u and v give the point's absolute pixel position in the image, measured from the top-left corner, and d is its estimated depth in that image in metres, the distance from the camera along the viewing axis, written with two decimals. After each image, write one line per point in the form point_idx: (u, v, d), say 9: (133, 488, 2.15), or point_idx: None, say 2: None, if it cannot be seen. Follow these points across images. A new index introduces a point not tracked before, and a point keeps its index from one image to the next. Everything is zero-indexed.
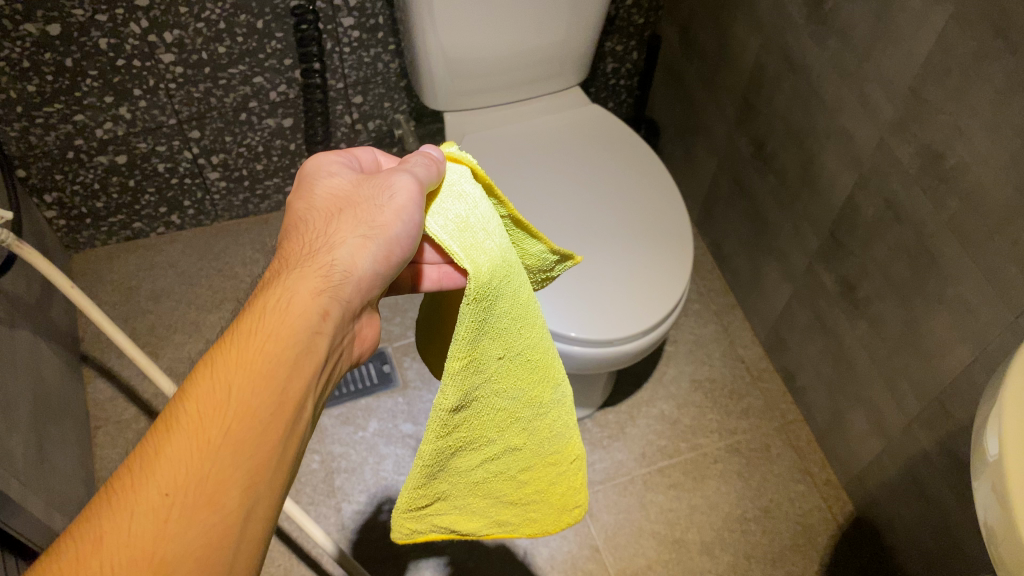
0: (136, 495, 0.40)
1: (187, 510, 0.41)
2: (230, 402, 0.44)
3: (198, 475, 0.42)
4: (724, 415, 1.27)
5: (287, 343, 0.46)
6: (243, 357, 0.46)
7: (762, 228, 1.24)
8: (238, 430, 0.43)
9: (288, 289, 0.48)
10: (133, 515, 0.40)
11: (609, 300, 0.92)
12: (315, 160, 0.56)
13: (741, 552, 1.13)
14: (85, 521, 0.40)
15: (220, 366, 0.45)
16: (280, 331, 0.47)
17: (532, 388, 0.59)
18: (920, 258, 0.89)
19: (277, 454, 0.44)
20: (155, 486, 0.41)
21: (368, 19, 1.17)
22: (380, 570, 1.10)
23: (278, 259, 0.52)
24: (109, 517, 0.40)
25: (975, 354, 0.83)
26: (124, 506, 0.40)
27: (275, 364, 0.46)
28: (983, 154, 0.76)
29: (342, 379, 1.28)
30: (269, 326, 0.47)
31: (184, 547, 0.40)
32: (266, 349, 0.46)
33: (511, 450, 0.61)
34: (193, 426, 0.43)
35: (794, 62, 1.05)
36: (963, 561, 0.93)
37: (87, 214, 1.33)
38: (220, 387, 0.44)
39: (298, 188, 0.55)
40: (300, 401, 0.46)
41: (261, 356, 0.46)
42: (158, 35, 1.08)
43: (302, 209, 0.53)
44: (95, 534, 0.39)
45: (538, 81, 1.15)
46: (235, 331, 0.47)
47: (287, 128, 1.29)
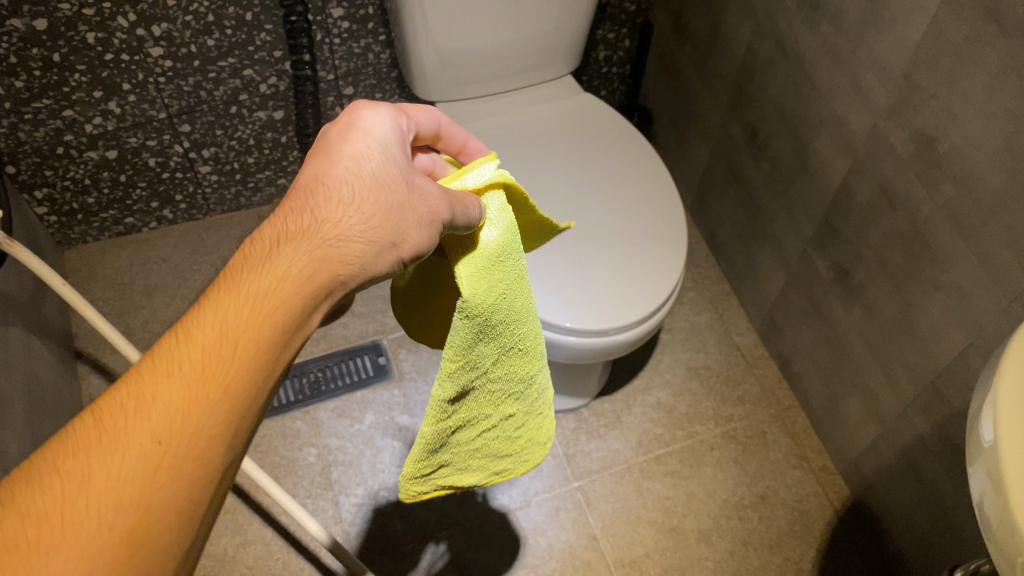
0: (130, 440, 0.37)
1: (175, 464, 0.38)
2: (240, 367, 0.41)
3: (193, 433, 0.39)
4: (719, 403, 1.28)
5: (294, 326, 0.43)
6: (261, 320, 0.42)
7: (756, 215, 1.24)
8: (233, 392, 0.41)
9: (311, 255, 0.44)
10: (123, 458, 0.37)
11: (603, 289, 0.92)
12: (369, 110, 0.50)
13: (738, 538, 1.14)
14: (68, 456, 0.37)
15: (236, 321, 0.42)
16: (294, 306, 0.43)
17: (523, 363, 0.61)
18: (914, 244, 0.89)
19: (253, 425, 0.42)
20: (146, 428, 0.38)
21: (358, 10, 1.16)
22: (378, 562, 1.10)
23: (294, 199, 0.47)
24: (98, 454, 0.37)
25: (969, 339, 0.83)
26: (113, 447, 0.37)
27: (280, 342, 0.43)
28: (975, 138, 0.76)
29: (336, 373, 1.28)
30: (286, 293, 0.43)
31: (165, 506, 0.37)
32: (280, 323, 0.43)
33: (508, 420, 0.63)
34: (195, 376, 0.40)
35: (786, 48, 1.04)
36: (960, 544, 0.93)
37: (79, 210, 1.32)
38: (228, 339, 0.41)
39: (340, 127, 0.49)
40: (283, 370, 0.44)
41: (271, 320, 0.42)
42: (147, 29, 1.07)
43: (338, 151, 0.48)
44: (84, 471, 0.36)
45: (530, 70, 1.15)
46: (248, 282, 0.43)
47: (278, 120, 1.29)
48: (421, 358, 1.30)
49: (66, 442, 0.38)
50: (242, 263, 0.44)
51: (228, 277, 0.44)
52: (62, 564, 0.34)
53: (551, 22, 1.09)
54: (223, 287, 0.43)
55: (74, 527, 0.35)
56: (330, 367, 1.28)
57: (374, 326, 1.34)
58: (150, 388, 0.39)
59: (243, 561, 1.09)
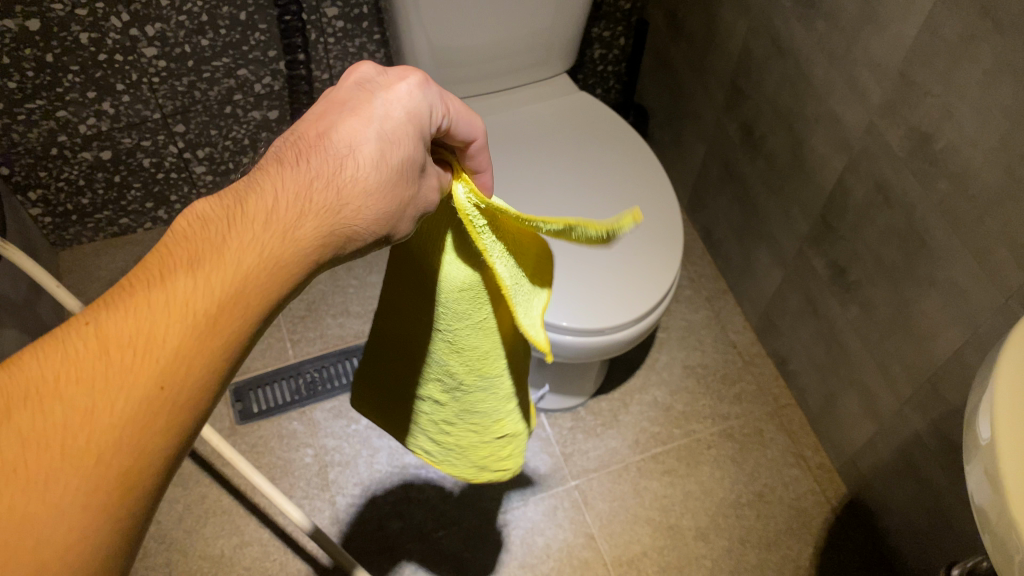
0: (138, 382, 0.37)
1: (172, 412, 0.38)
2: (240, 334, 0.41)
3: (193, 386, 0.39)
4: (716, 401, 1.28)
5: (286, 300, 0.44)
6: (266, 289, 0.42)
7: (752, 213, 1.24)
8: (230, 350, 0.41)
9: (322, 230, 0.44)
10: (126, 400, 0.36)
11: (600, 287, 0.92)
12: (428, 90, 0.48)
13: (735, 537, 1.14)
14: (70, 381, 0.36)
15: (249, 282, 0.42)
16: (295, 279, 0.44)
17: (456, 366, 0.62)
18: (910, 241, 0.89)
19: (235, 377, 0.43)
20: (155, 373, 0.37)
21: (352, 9, 1.16)
22: (376, 563, 1.10)
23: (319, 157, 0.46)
24: (104, 391, 0.36)
25: (966, 336, 0.83)
26: (119, 382, 0.37)
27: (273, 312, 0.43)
28: (971, 135, 0.76)
29: (332, 373, 1.27)
30: (291, 264, 0.43)
31: (155, 459, 0.37)
32: (279, 294, 0.43)
33: (429, 395, 0.68)
34: (204, 325, 0.40)
35: (782, 45, 1.04)
36: (957, 541, 0.93)
37: (73, 211, 1.32)
38: (237, 293, 0.41)
39: (390, 94, 0.48)
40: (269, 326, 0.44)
41: (275, 280, 0.43)
42: (140, 28, 1.07)
43: (378, 120, 0.47)
44: (88, 404, 0.36)
45: (525, 69, 1.14)
46: (264, 239, 0.43)
47: (272, 119, 1.29)
48: None
49: (68, 365, 0.37)
50: (259, 212, 0.43)
51: (242, 220, 0.43)
52: (54, 496, 0.34)
53: (547, 21, 1.09)
54: (237, 231, 0.43)
55: (72, 457, 0.35)
56: (326, 368, 1.28)
57: None
58: (162, 329, 0.38)
59: (240, 562, 1.09)
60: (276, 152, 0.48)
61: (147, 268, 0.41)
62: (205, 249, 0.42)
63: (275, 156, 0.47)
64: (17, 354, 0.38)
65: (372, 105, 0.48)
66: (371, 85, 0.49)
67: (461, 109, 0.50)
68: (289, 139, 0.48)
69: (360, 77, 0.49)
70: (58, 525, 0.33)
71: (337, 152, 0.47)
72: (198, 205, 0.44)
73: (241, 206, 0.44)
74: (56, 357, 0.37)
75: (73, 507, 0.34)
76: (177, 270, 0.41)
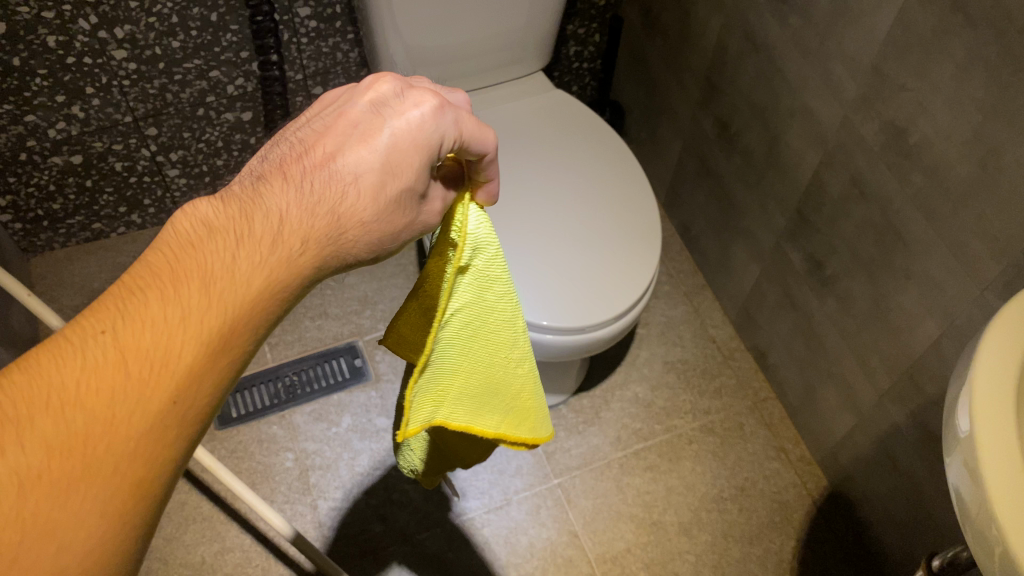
0: (153, 398, 0.40)
1: (182, 423, 0.41)
2: (241, 354, 0.44)
3: (199, 398, 0.42)
4: (697, 396, 1.28)
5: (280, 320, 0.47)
6: (265, 312, 0.45)
7: (729, 208, 1.24)
8: (234, 362, 0.44)
9: (321, 254, 0.47)
10: (140, 417, 0.39)
11: (579, 285, 0.91)
12: (442, 120, 0.49)
13: (718, 531, 1.14)
14: (91, 395, 0.38)
15: (256, 304, 0.44)
16: (294, 298, 0.47)
17: None
18: (886, 235, 0.89)
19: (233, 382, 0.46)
20: (168, 391, 0.40)
21: (325, 9, 1.15)
22: (359, 566, 1.09)
23: (326, 178, 0.48)
24: (122, 404, 0.39)
25: (942, 328, 0.84)
26: (134, 401, 0.39)
27: (268, 331, 0.46)
28: (944, 129, 0.77)
29: (311, 376, 1.26)
30: (295, 285, 0.46)
31: (162, 472, 0.40)
32: (276, 316, 0.46)
33: None
34: (214, 342, 0.42)
35: (756, 41, 1.05)
36: (937, 531, 0.94)
37: (44, 217, 1.30)
38: (244, 312, 0.44)
39: (402, 121, 0.48)
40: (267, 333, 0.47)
41: (279, 297, 0.45)
42: (109, 31, 1.05)
43: (387, 149, 0.48)
44: (108, 415, 0.38)
45: (499, 67, 1.14)
46: (271, 261, 0.45)
47: (246, 121, 1.27)
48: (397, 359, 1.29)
49: (89, 376, 0.39)
50: (267, 231, 0.45)
51: (251, 238, 0.45)
52: (74, 506, 0.36)
53: (521, 19, 1.08)
54: (246, 249, 0.45)
55: (91, 471, 0.37)
56: (306, 370, 1.27)
57: (350, 328, 1.33)
58: (176, 348, 0.41)
59: (222, 568, 1.08)
60: (280, 159, 0.49)
61: (158, 276, 0.43)
62: (216, 265, 0.44)
63: (281, 165, 0.48)
64: (33, 354, 0.39)
65: (382, 129, 0.48)
66: (385, 109, 0.49)
67: (473, 136, 0.50)
68: (294, 147, 0.49)
69: (376, 97, 0.49)
70: (80, 530, 0.36)
71: (341, 175, 0.48)
72: (205, 211, 0.46)
73: (247, 219, 0.46)
74: (74, 366, 0.39)
75: (93, 516, 0.37)
76: (191, 286, 0.43)
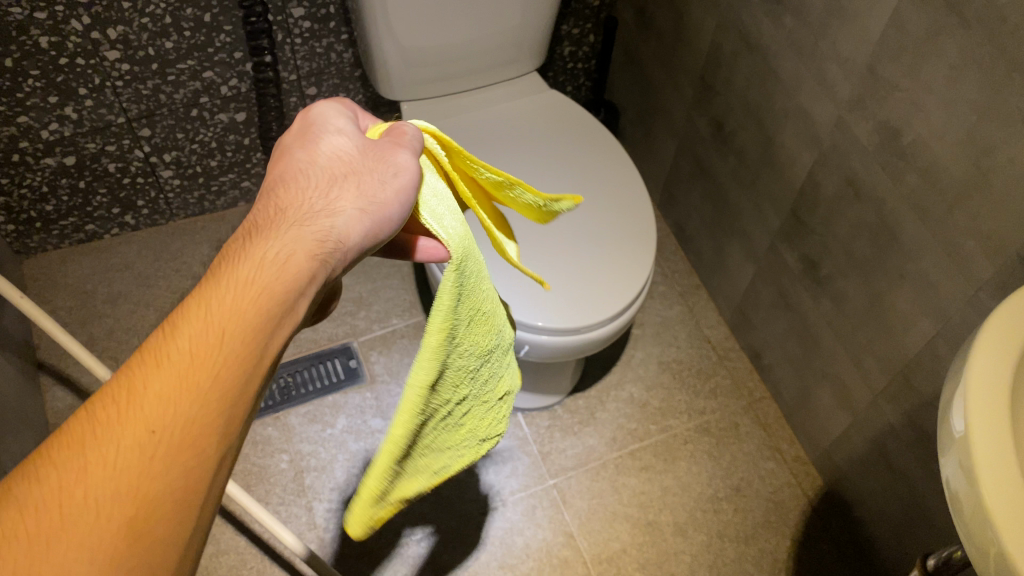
0: (125, 431, 0.38)
1: (172, 449, 0.38)
2: (231, 365, 0.41)
3: (186, 419, 0.39)
4: (692, 396, 1.28)
5: (279, 330, 0.44)
6: (249, 319, 0.43)
7: (724, 209, 1.24)
8: (226, 376, 0.41)
9: (292, 253, 0.46)
10: (117, 452, 0.37)
11: (574, 286, 0.91)
12: (328, 118, 0.52)
13: (714, 532, 1.14)
14: (63, 449, 0.37)
15: (230, 314, 0.42)
16: (281, 297, 0.44)
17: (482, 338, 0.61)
18: (880, 235, 0.89)
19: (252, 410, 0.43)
20: (142, 422, 0.38)
21: (319, 9, 1.14)
22: (355, 567, 1.09)
23: (273, 205, 0.48)
24: (93, 449, 0.37)
25: (936, 329, 0.84)
26: (107, 439, 0.37)
27: (265, 340, 0.43)
28: (938, 130, 0.77)
29: (306, 377, 1.26)
30: (275, 286, 0.44)
31: (161, 506, 0.37)
32: (265, 321, 0.43)
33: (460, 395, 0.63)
34: (187, 361, 0.40)
35: (750, 41, 1.05)
36: (931, 530, 0.95)
37: (37, 218, 1.29)
38: (214, 330, 0.42)
39: (305, 135, 0.51)
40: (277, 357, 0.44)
41: (262, 305, 0.43)
42: (102, 32, 1.05)
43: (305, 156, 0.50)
44: (80, 462, 0.37)
45: (494, 68, 1.14)
46: (232, 279, 0.44)
47: (239, 122, 1.27)
48: (392, 360, 1.29)
49: (57, 440, 0.38)
50: (225, 262, 0.45)
51: (210, 274, 0.45)
52: (62, 555, 0.34)
53: (515, 19, 1.08)
54: (205, 282, 0.44)
55: (75, 516, 0.35)
56: (301, 371, 1.27)
57: (345, 329, 1.33)
58: (143, 379, 0.39)
59: (216, 571, 1.08)
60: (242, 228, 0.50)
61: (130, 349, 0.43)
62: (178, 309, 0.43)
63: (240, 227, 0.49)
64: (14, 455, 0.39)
65: (294, 152, 0.51)
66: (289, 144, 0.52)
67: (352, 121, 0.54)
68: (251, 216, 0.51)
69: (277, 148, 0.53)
70: None
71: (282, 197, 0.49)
72: None
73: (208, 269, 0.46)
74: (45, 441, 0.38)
75: (81, 560, 0.34)
76: (154, 334, 0.42)
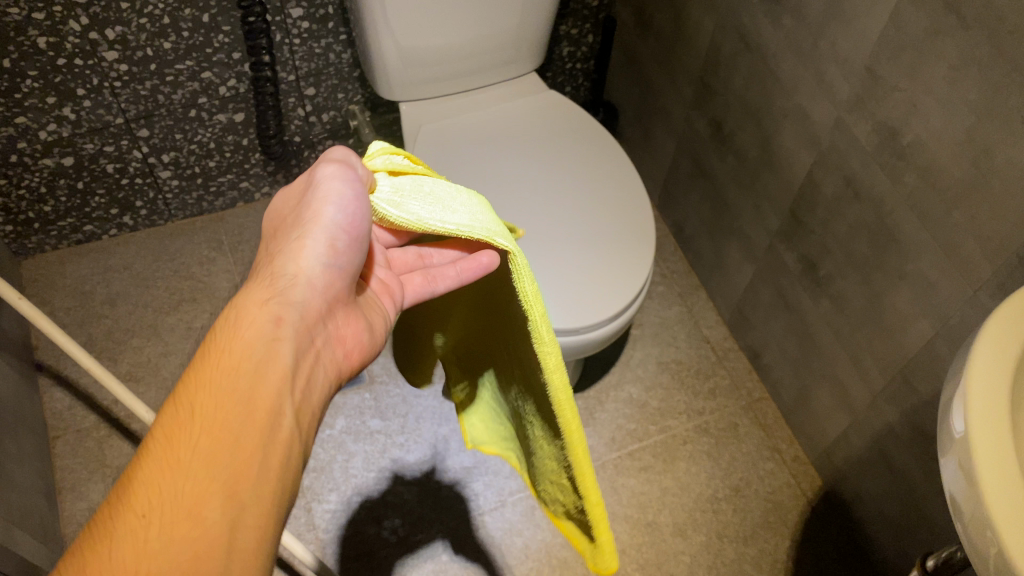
0: (117, 521, 0.40)
1: (167, 520, 0.41)
2: (211, 432, 0.45)
3: (175, 492, 0.42)
4: (691, 396, 1.28)
5: (257, 383, 0.48)
6: (219, 390, 0.46)
7: (723, 209, 1.24)
8: (206, 445, 0.44)
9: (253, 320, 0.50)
10: (115, 540, 0.40)
11: (573, 286, 0.91)
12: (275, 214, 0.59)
13: (713, 532, 1.14)
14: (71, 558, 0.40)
15: (200, 394, 0.46)
16: (246, 357, 0.48)
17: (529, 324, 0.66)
18: (879, 235, 0.89)
19: (259, 461, 0.45)
20: (133, 507, 0.41)
21: (317, 10, 1.14)
22: (354, 568, 1.09)
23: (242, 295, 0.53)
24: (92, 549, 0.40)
25: (935, 329, 0.84)
26: (104, 533, 0.40)
27: (246, 398, 0.47)
28: (937, 130, 0.77)
29: None
30: (238, 354, 0.48)
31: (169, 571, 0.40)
32: (239, 385, 0.47)
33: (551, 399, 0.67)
34: (165, 447, 0.44)
35: (749, 41, 1.05)
36: (931, 530, 0.95)
37: (35, 219, 1.29)
38: (187, 413, 0.45)
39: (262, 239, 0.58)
40: (271, 407, 0.47)
41: (230, 376, 0.47)
42: (100, 32, 1.05)
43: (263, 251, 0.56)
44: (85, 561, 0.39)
45: (492, 68, 1.14)
46: (200, 366, 0.48)
47: (238, 123, 1.27)
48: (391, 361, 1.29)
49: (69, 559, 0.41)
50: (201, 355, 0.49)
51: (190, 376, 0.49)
52: None
53: (514, 20, 1.08)
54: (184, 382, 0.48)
55: None
56: None
57: None
58: (130, 476, 0.43)
59: None
60: None
61: None
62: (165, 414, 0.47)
63: None
64: None
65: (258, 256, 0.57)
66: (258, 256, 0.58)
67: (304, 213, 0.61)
68: None
69: None
70: None
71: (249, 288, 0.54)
72: None
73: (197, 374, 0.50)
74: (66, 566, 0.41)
75: None
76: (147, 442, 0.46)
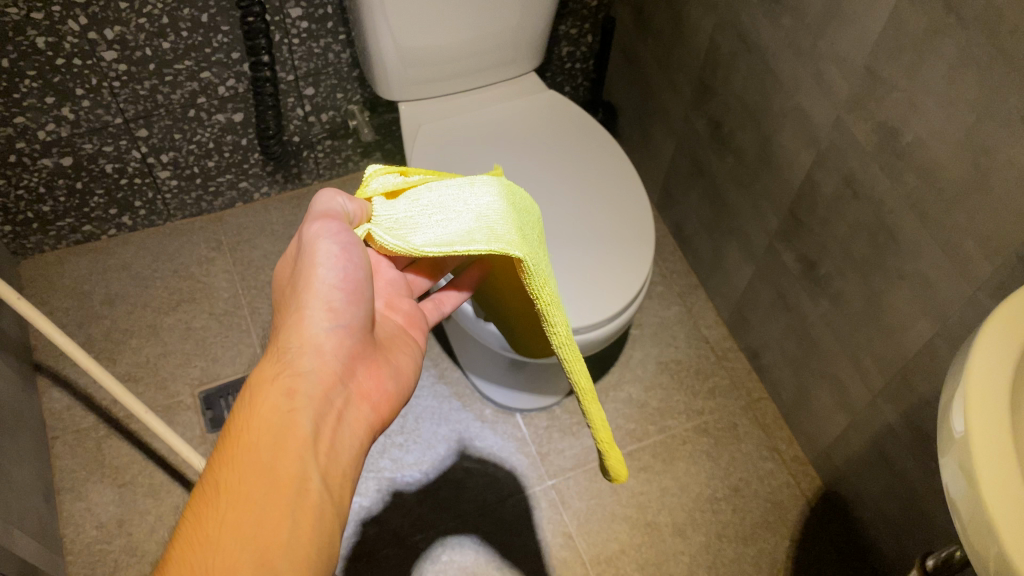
0: None
1: None
2: (234, 505, 0.50)
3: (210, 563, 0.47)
4: (690, 396, 1.28)
5: (274, 451, 0.53)
6: (239, 466, 0.52)
7: (722, 208, 1.24)
8: (232, 517, 0.49)
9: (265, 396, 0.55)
10: None
11: (573, 285, 0.91)
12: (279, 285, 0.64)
13: (713, 532, 1.14)
14: None
15: (222, 472, 0.52)
16: (262, 430, 0.54)
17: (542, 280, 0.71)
18: (878, 235, 0.89)
19: (285, 524, 0.50)
20: None
21: (317, 10, 1.14)
22: (353, 569, 1.09)
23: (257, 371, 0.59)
24: None
25: (934, 329, 0.84)
26: None
27: (265, 469, 0.52)
28: (936, 129, 0.77)
29: None
30: (253, 430, 0.54)
31: None
32: (256, 457, 0.52)
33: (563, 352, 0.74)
34: (197, 527, 0.49)
35: (748, 41, 1.05)
36: (930, 530, 0.94)
37: (34, 218, 1.29)
38: (214, 492, 0.51)
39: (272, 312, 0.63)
40: (293, 473, 0.52)
41: (249, 452, 0.53)
42: (99, 32, 1.05)
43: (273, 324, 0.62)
44: None
45: (492, 68, 1.14)
46: (222, 446, 0.54)
47: (237, 123, 1.27)
48: None
49: None
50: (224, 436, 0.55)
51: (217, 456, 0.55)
52: None
53: (513, 19, 1.08)
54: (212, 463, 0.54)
55: None
56: None
57: None
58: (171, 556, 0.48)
59: None
60: None
61: None
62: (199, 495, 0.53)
63: None
64: None
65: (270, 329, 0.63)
66: None
67: None
68: None
69: None
70: None
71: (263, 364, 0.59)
72: None
73: None
74: None
75: None
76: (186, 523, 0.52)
